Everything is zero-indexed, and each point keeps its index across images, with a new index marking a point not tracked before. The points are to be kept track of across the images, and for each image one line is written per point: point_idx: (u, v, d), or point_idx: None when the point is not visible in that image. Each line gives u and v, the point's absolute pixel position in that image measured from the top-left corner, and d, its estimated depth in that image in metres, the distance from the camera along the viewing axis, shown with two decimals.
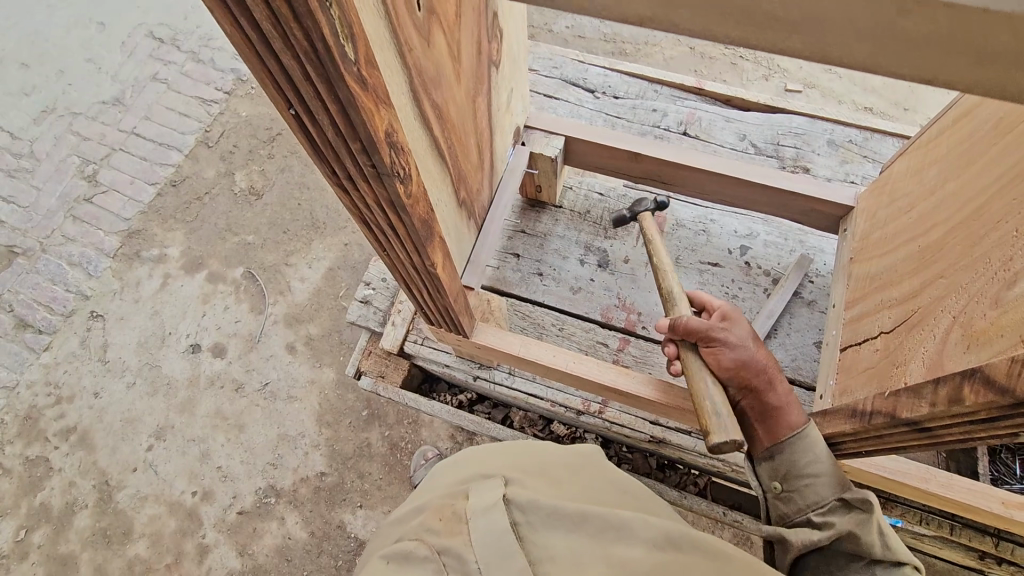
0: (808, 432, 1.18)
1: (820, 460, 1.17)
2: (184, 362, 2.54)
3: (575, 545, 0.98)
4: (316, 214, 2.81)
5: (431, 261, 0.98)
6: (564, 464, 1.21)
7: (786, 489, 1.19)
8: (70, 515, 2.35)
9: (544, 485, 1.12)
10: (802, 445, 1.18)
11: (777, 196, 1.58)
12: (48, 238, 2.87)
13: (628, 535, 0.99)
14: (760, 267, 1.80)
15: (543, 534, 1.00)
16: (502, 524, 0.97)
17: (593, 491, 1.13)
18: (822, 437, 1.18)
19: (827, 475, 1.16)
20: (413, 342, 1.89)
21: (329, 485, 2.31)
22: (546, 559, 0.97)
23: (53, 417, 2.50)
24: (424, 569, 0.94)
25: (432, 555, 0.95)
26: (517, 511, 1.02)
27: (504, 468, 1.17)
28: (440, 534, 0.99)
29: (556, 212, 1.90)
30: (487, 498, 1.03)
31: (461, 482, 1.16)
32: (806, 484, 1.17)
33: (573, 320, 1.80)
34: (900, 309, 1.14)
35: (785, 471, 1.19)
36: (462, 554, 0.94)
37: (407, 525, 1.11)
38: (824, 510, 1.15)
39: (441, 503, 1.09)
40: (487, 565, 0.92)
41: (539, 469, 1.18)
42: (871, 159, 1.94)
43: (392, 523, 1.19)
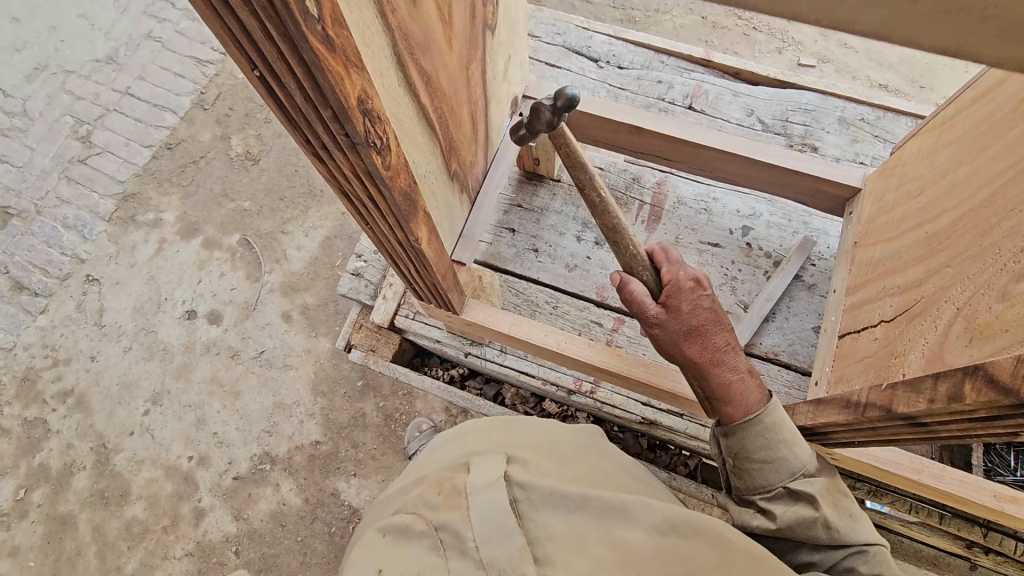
0: (756, 420, 1.11)
1: (772, 446, 1.11)
2: (180, 328, 2.52)
3: (578, 527, 0.96)
4: (313, 181, 2.75)
5: (415, 237, 0.94)
6: (568, 446, 1.20)
7: (737, 468, 1.16)
8: (68, 476, 2.37)
9: (546, 463, 1.10)
10: (752, 430, 1.12)
11: (783, 176, 1.53)
12: (43, 199, 2.82)
13: (633, 519, 0.98)
14: (762, 249, 1.76)
15: (546, 513, 0.98)
16: (502, 500, 0.94)
17: (596, 475, 1.13)
18: (778, 423, 1.10)
19: (778, 461, 1.11)
20: (404, 316, 1.86)
21: (324, 453, 2.31)
22: (546, 539, 0.94)
23: (51, 379, 2.50)
24: (420, 543, 0.92)
25: (429, 530, 0.93)
26: (518, 489, 1.00)
27: (506, 445, 1.15)
28: (438, 508, 0.96)
29: (553, 187, 1.85)
30: (487, 474, 1.00)
31: (462, 457, 1.14)
32: (755, 468, 1.13)
33: (567, 298, 1.77)
34: (902, 297, 1.10)
35: (736, 452, 1.15)
36: (459, 529, 0.91)
37: (405, 497, 1.09)
38: (770, 495, 1.12)
39: (441, 477, 1.06)
40: (484, 543, 0.89)
41: (543, 448, 1.16)
42: (883, 138, 1.87)
43: (391, 496, 1.16)
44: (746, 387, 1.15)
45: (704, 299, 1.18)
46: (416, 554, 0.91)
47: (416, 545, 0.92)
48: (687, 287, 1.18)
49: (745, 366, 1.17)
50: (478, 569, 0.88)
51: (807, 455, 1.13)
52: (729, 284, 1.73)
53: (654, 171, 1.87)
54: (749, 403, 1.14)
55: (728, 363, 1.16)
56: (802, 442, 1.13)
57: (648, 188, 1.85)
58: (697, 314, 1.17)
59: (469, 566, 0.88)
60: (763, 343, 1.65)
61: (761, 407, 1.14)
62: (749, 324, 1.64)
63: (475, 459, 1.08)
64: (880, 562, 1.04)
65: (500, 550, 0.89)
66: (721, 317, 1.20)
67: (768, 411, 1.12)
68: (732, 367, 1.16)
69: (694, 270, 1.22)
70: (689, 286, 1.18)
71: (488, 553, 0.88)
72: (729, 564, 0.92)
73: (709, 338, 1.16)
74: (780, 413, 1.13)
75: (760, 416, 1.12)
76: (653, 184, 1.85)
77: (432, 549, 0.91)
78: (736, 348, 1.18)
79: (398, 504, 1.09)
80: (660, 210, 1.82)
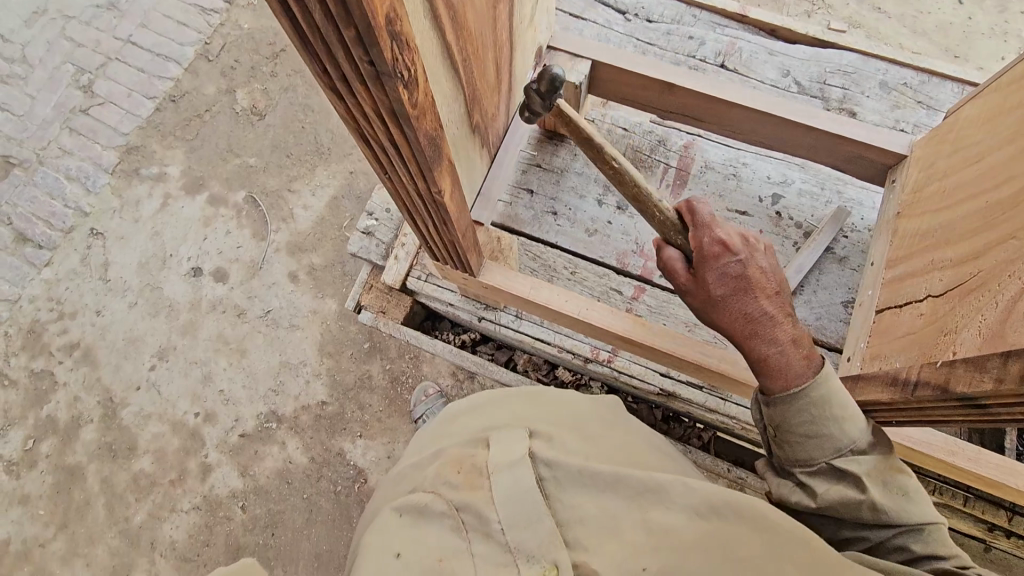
0: (799, 395, 1.09)
1: (818, 422, 1.08)
2: (186, 286, 2.47)
3: (608, 507, 0.97)
4: (321, 139, 2.66)
5: (437, 188, 0.88)
6: (592, 417, 1.17)
7: (778, 440, 1.14)
8: (76, 428, 2.35)
9: (570, 439, 1.08)
10: (796, 404, 1.09)
11: (824, 141, 1.44)
12: (45, 149, 2.73)
13: (669, 501, 0.95)
14: (792, 218, 1.68)
15: (574, 493, 0.99)
16: (527, 481, 0.96)
17: (624, 451, 1.10)
18: (825, 398, 1.07)
19: (822, 436, 1.07)
20: (416, 278, 1.80)
21: (330, 414, 2.29)
22: (576, 521, 0.96)
23: (56, 333, 2.46)
24: (441, 523, 0.95)
25: (449, 512, 0.95)
26: (544, 467, 1.01)
27: (528, 418, 1.15)
28: (459, 488, 0.98)
29: (574, 146, 1.76)
30: (511, 453, 1.01)
31: (483, 429, 1.13)
32: (797, 441, 1.10)
33: (586, 264, 1.70)
34: (955, 270, 1.04)
35: (778, 424, 1.12)
36: (483, 511, 0.93)
37: (424, 470, 1.11)
38: (812, 470, 1.10)
39: (461, 453, 1.07)
40: (511, 527, 0.92)
41: (566, 421, 1.14)
42: (927, 104, 1.76)
43: (409, 465, 1.18)
44: (787, 359, 1.12)
45: (732, 269, 1.15)
46: (437, 536, 0.94)
47: (437, 526, 0.95)
48: (711, 258, 1.15)
49: (787, 336, 1.13)
50: (505, 551, 0.91)
51: (857, 432, 1.09)
52: None
53: (681, 134, 1.78)
54: (791, 375, 1.11)
55: (765, 335, 1.13)
56: (855, 418, 1.10)
57: (675, 151, 1.75)
58: (724, 285, 1.15)
59: (495, 549, 0.91)
60: None
61: (803, 379, 1.10)
62: None
63: (497, 433, 1.08)
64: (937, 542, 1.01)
65: (528, 533, 0.92)
66: (758, 284, 1.16)
67: (814, 385, 1.08)
68: (770, 339, 1.13)
69: (725, 234, 1.16)
70: (712, 256, 1.15)
71: (514, 537, 0.91)
72: (778, 547, 0.85)
73: (739, 310, 1.15)
74: (831, 385, 1.09)
75: (803, 390, 1.09)
76: (680, 147, 1.76)
77: (454, 531, 0.94)
78: (777, 318, 1.14)
79: (415, 477, 1.11)
80: (687, 174, 1.73)
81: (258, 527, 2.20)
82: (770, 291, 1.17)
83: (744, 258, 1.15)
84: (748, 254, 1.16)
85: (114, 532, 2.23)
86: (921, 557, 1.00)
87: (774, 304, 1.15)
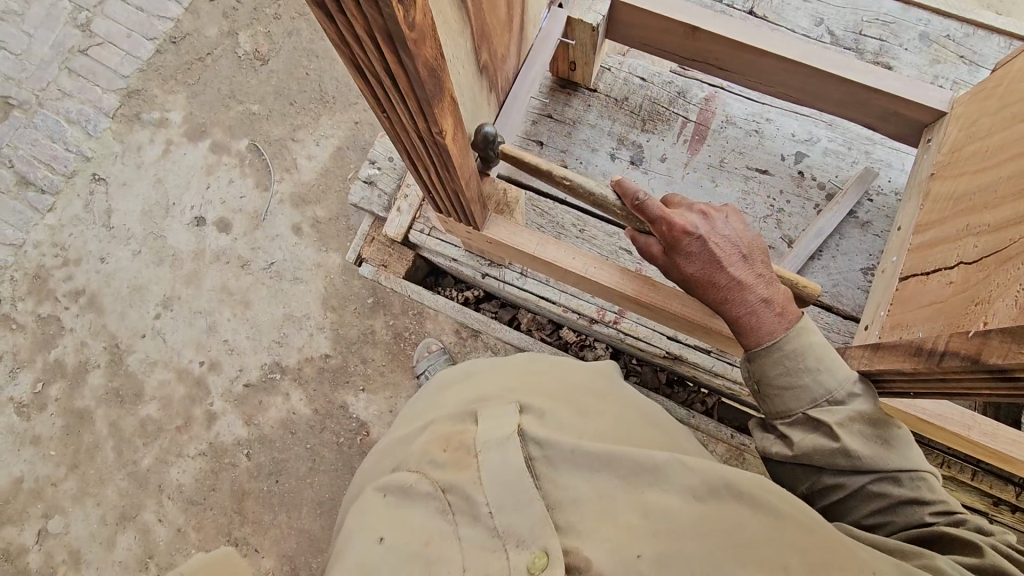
0: (772, 350, 1.11)
1: (793, 371, 1.10)
2: (189, 235, 2.43)
3: (603, 488, 0.93)
4: (325, 87, 2.56)
5: (439, 129, 0.81)
6: (586, 391, 1.14)
7: (759, 393, 1.16)
8: (83, 373, 2.34)
9: (563, 413, 1.05)
10: (770, 358, 1.12)
11: (855, 96, 1.34)
12: (44, 91, 2.61)
13: (666, 482, 0.92)
14: (815, 179, 1.60)
15: (566, 473, 0.94)
16: (517, 459, 0.93)
17: (621, 429, 1.06)
18: (797, 350, 1.09)
19: (797, 386, 1.09)
20: (419, 232, 1.75)
21: (333, 367, 2.28)
22: (568, 503, 0.92)
23: (61, 279, 2.42)
24: (427, 506, 0.93)
25: (435, 493, 0.93)
26: (534, 445, 0.97)
27: (517, 390, 1.12)
28: (446, 468, 0.96)
29: (588, 97, 1.68)
30: (500, 429, 0.98)
31: (473, 402, 1.10)
32: (775, 394, 1.13)
33: (595, 221, 1.64)
34: (992, 236, 0.97)
35: (758, 378, 1.15)
36: (470, 493, 0.90)
37: (409, 446, 1.09)
38: (790, 421, 1.12)
39: (449, 429, 1.04)
40: (499, 511, 0.88)
41: (558, 394, 1.11)
42: (969, 60, 1.64)
43: (399, 440, 1.16)
44: (759, 318, 1.13)
45: (695, 248, 1.14)
46: (422, 518, 0.91)
47: (421, 508, 0.93)
48: (672, 240, 1.14)
49: (758, 296, 1.14)
50: (492, 536, 0.87)
51: (837, 381, 1.09)
52: (774, 216, 1.59)
53: (703, 85, 1.68)
54: (763, 332, 1.13)
55: (737, 301, 1.15)
56: (838, 367, 1.09)
57: (695, 104, 1.66)
58: (692, 263, 1.15)
59: (482, 533, 0.88)
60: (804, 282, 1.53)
61: (775, 334, 1.11)
62: (794, 261, 1.51)
63: (486, 407, 1.05)
64: (920, 486, 1.02)
65: (517, 516, 0.88)
66: (722, 255, 1.15)
67: (786, 339, 1.10)
68: (741, 302, 1.14)
69: (681, 216, 1.14)
70: (673, 240, 1.14)
71: (502, 520, 0.88)
72: (778, 531, 0.85)
73: (710, 283, 1.16)
74: (806, 336, 1.11)
75: (777, 344, 1.11)
76: (700, 99, 1.66)
77: (439, 513, 0.92)
78: (746, 282, 1.14)
79: (400, 453, 1.10)
80: (706, 129, 1.64)
81: (262, 474, 2.22)
82: (736, 256, 1.16)
83: (704, 235, 1.14)
84: (708, 228, 1.15)
85: (123, 474, 2.25)
86: (902, 501, 1.01)
87: (742, 269, 1.15)
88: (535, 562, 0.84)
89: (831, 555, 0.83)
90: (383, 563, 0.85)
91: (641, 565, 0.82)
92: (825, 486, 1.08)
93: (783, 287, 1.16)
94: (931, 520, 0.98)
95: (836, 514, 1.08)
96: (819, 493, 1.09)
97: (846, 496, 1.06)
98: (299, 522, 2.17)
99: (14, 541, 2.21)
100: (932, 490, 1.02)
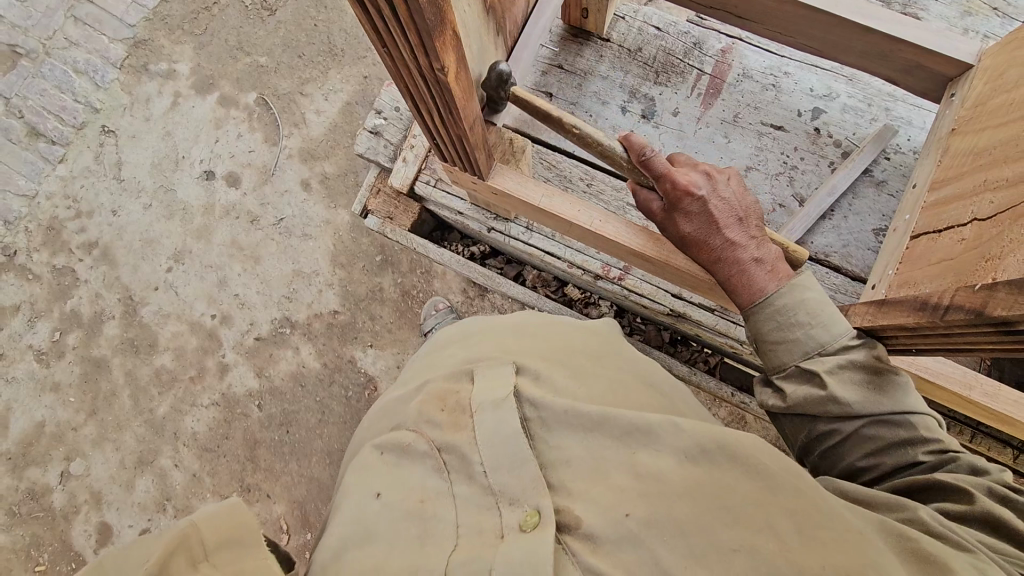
0: (764, 303, 1.14)
1: (786, 326, 1.12)
2: (198, 189, 2.43)
3: (596, 448, 0.94)
4: (333, 39, 2.51)
5: (440, 64, 0.80)
6: (583, 353, 1.15)
7: (756, 349, 1.18)
8: (99, 324, 2.38)
9: (558, 374, 1.07)
10: (762, 313, 1.14)
11: (880, 47, 1.29)
12: (51, 40, 2.57)
13: (658, 443, 0.93)
14: (831, 136, 1.55)
15: (558, 433, 0.96)
16: (511, 421, 0.94)
17: (612, 389, 1.07)
18: (788, 304, 1.11)
19: (791, 339, 1.11)
20: (424, 183, 1.74)
21: (342, 322, 2.31)
22: (561, 463, 0.94)
23: (74, 230, 2.45)
24: (425, 464, 0.96)
25: (431, 452, 0.96)
26: (529, 407, 0.98)
27: (513, 351, 1.13)
28: (442, 427, 0.98)
29: (601, 47, 1.63)
30: (495, 391, 1.00)
31: (466, 362, 1.13)
32: (769, 348, 1.14)
33: (603, 176, 1.62)
34: (1009, 190, 0.94)
35: (754, 336, 1.17)
36: (466, 453, 0.93)
37: (404, 406, 1.11)
38: (786, 374, 1.13)
39: (443, 389, 1.06)
40: (493, 469, 0.91)
41: (555, 356, 1.12)
42: (1002, 12, 1.56)
43: (395, 400, 1.17)
44: (751, 276, 1.16)
45: (694, 207, 1.18)
46: (419, 475, 0.95)
47: (419, 466, 0.96)
48: (673, 198, 1.19)
49: (749, 254, 1.17)
50: (487, 494, 0.90)
51: (832, 335, 1.09)
52: (787, 173, 1.55)
53: (720, 36, 1.62)
54: (753, 288, 1.16)
55: (728, 260, 1.19)
56: (831, 321, 1.10)
57: (711, 56, 1.60)
58: (689, 223, 1.20)
59: (477, 492, 0.91)
60: (813, 241, 1.51)
61: (765, 290, 1.15)
62: (805, 219, 1.49)
63: (480, 367, 1.08)
64: (915, 426, 1.03)
65: (510, 477, 0.90)
66: (720, 216, 1.19)
67: (776, 293, 1.13)
68: (733, 262, 1.18)
69: (683, 175, 1.18)
70: (675, 199, 1.18)
71: (496, 479, 0.90)
72: (765, 493, 0.86)
73: (705, 242, 1.20)
74: (798, 292, 1.12)
75: (768, 297, 1.14)
76: (717, 51, 1.61)
77: (435, 471, 0.95)
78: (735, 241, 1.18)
79: (396, 414, 1.12)
80: (721, 83, 1.59)
81: (273, 425, 2.28)
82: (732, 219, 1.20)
83: (704, 195, 1.17)
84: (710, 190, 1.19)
85: (140, 422, 2.32)
86: (896, 441, 1.03)
87: (735, 230, 1.18)
88: (527, 520, 0.85)
89: (819, 515, 0.84)
90: (381, 519, 0.90)
91: (629, 524, 0.84)
92: (820, 433, 1.09)
93: (775, 248, 1.19)
94: (925, 458, 1.01)
95: (832, 459, 1.09)
96: (816, 439, 1.10)
97: (841, 443, 1.07)
98: (309, 470, 2.24)
99: (40, 481, 2.31)
100: (929, 429, 1.03)
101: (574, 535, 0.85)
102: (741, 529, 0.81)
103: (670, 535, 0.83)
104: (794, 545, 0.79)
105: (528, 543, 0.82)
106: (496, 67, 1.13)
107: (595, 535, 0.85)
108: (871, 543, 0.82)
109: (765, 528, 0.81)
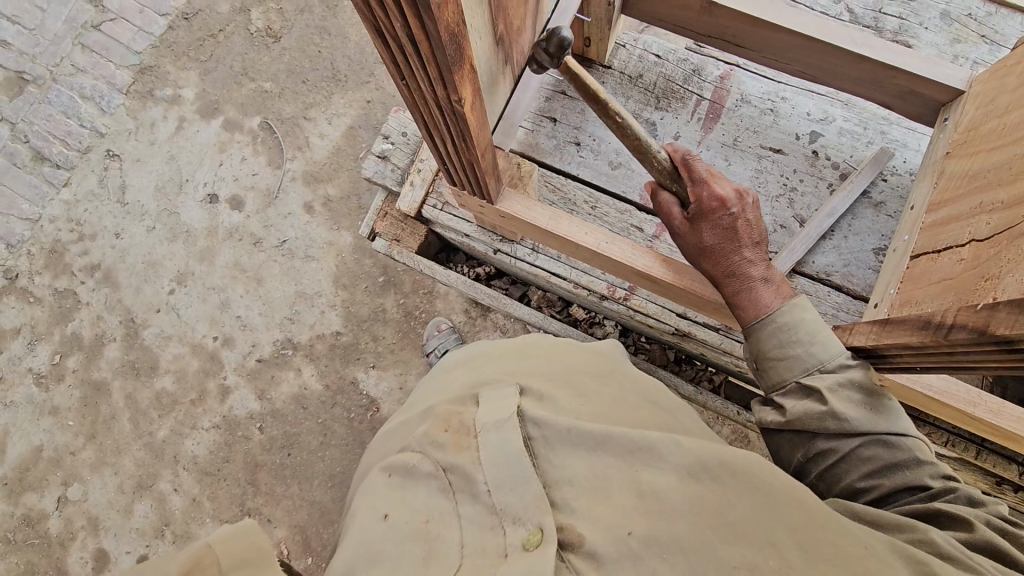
0: (768, 320, 1.20)
1: (786, 343, 1.17)
2: (202, 212, 2.46)
3: (596, 466, 0.95)
4: (337, 65, 2.57)
5: (457, 96, 0.83)
6: (586, 373, 1.17)
7: (759, 367, 1.23)
8: (100, 346, 2.38)
9: (566, 396, 1.08)
10: (766, 329, 1.20)
11: (872, 73, 1.33)
12: (58, 66, 2.62)
13: (660, 462, 0.93)
14: (829, 159, 1.59)
15: (562, 453, 0.97)
16: (514, 440, 0.95)
17: (618, 408, 1.08)
18: (790, 323, 1.17)
19: (791, 356, 1.16)
20: (432, 207, 1.77)
21: (344, 343, 2.32)
22: (564, 482, 0.95)
23: (76, 254, 2.46)
24: (429, 485, 0.96)
25: (436, 472, 0.97)
26: (534, 426, 1.00)
27: (523, 372, 1.15)
28: (446, 448, 0.99)
29: (603, 73, 1.67)
30: (501, 413, 1.01)
31: (475, 383, 1.15)
32: (770, 365, 1.19)
33: (608, 199, 1.65)
34: (1005, 212, 0.97)
35: (755, 353, 1.23)
36: (470, 473, 0.94)
37: (413, 428, 1.12)
38: (784, 391, 1.17)
39: (449, 411, 1.08)
40: (497, 488, 0.92)
41: (564, 377, 1.14)
42: (990, 39, 1.63)
43: (404, 422, 1.18)
44: (758, 294, 1.23)
45: (724, 219, 1.24)
46: (424, 497, 0.96)
47: (424, 487, 0.97)
48: (705, 209, 1.24)
49: (759, 274, 1.24)
50: (491, 514, 0.90)
51: (829, 354, 1.15)
52: (786, 196, 1.59)
53: (718, 63, 1.67)
54: (760, 305, 1.22)
55: (738, 275, 1.24)
56: (829, 340, 1.16)
57: (710, 82, 1.65)
58: (712, 235, 1.25)
59: (481, 512, 0.91)
60: (814, 261, 1.54)
61: (772, 309, 1.21)
62: (805, 241, 1.51)
63: (486, 390, 1.09)
64: (912, 450, 1.06)
65: (513, 495, 0.91)
66: (743, 234, 1.25)
67: (779, 313, 1.19)
68: (744, 279, 1.24)
69: (721, 189, 1.24)
70: (708, 209, 1.24)
71: (500, 499, 0.91)
72: (767, 510, 0.86)
73: (721, 255, 1.25)
74: (799, 311, 1.19)
75: (775, 316, 1.20)
76: (716, 78, 1.65)
77: (440, 491, 0.95)
78: (751, 260, 1.24)
79: (405, 436, 1.12)
80: (720, 108, 1.64)
81: (275, 447, 2.27)
82: (751, 239, 1.26)
83: (735, 211, 1.24)
84: (740, 208, 1.25)
85: (139, 445, 2.30)
86: (893, 463, 1.06)
87: (753, 251, 1.25)
88: (530, 539, 0.86)
89: (820, 534, 0.84)
90: (386, 539, 0.90)
91: (631, 542, 0.85)
92: (818, 452, 1.11)
93: (781, 272, 1.26)
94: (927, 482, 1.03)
95: (829, 480, 1.11)
96: (813, 459, 1.13)
97: (838, 463, 1.09)
98: (311, 493, 2.22)
99: (36, 507, 2.28)
100: (926, 454, 1.06)
101: (577, 553, 0.86)
102: (742, 546, 0.82)
103: (670, 552, 0.83)
104: (795, 564, 0.80)
105: (531, 560, 0.82)
106: (558, 32, 1.07)
107: (597, 554, 0.85)
108: (877, 558, 0.82)
109: (766, 547, 0.82)
